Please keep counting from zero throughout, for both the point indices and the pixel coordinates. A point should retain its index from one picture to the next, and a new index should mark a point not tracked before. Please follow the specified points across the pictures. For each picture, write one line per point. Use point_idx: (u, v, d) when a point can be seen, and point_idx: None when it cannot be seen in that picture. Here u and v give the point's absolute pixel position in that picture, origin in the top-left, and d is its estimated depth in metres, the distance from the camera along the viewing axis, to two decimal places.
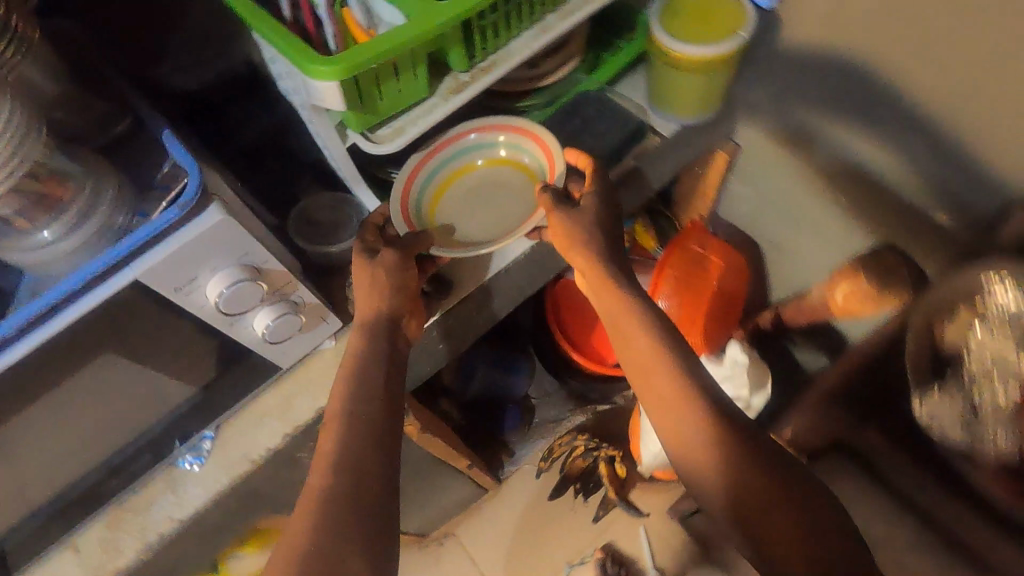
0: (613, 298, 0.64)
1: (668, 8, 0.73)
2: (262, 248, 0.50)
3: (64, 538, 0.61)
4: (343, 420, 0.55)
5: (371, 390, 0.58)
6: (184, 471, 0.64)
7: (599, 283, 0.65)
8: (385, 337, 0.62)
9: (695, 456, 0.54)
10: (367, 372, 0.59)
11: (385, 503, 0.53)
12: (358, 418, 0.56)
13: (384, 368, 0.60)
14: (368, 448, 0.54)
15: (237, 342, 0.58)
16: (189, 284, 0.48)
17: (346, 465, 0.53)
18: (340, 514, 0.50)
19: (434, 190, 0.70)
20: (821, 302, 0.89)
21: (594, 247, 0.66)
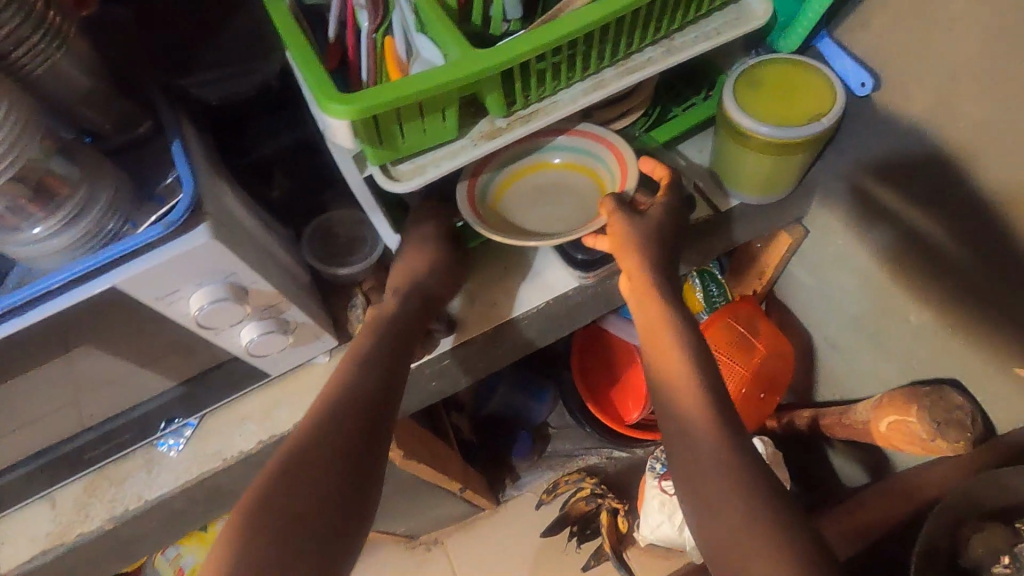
0: (657, 314, 0.58)
1: (748, 76, 0.66)
2: (250, 269, 0.50)
3: (42, 493, 0.64)
4: (324, 418, 0.53)
5: (361, 391, 0.55)
6: (161, 452, 0.66)
7: (643, 293, 0.59)
8: (392, 339, 0.60)
9: (719, 508, 0.47)
10: (362, 372, 0.57)
11: (351, 510, 0.49)
12: (339, 418, 0.53)
13: (384, 368, 0.58)
14: (343, 452, 0.51)
15: (223, 348, 0.58)
16: (171, 294, 0.48)
17: (316, 465, 0.50)
18: (317, 461, 0.49)
19: (500, 183, 0.68)
20: (866, 423, 0.78)
21: (649, 257, 0.59)
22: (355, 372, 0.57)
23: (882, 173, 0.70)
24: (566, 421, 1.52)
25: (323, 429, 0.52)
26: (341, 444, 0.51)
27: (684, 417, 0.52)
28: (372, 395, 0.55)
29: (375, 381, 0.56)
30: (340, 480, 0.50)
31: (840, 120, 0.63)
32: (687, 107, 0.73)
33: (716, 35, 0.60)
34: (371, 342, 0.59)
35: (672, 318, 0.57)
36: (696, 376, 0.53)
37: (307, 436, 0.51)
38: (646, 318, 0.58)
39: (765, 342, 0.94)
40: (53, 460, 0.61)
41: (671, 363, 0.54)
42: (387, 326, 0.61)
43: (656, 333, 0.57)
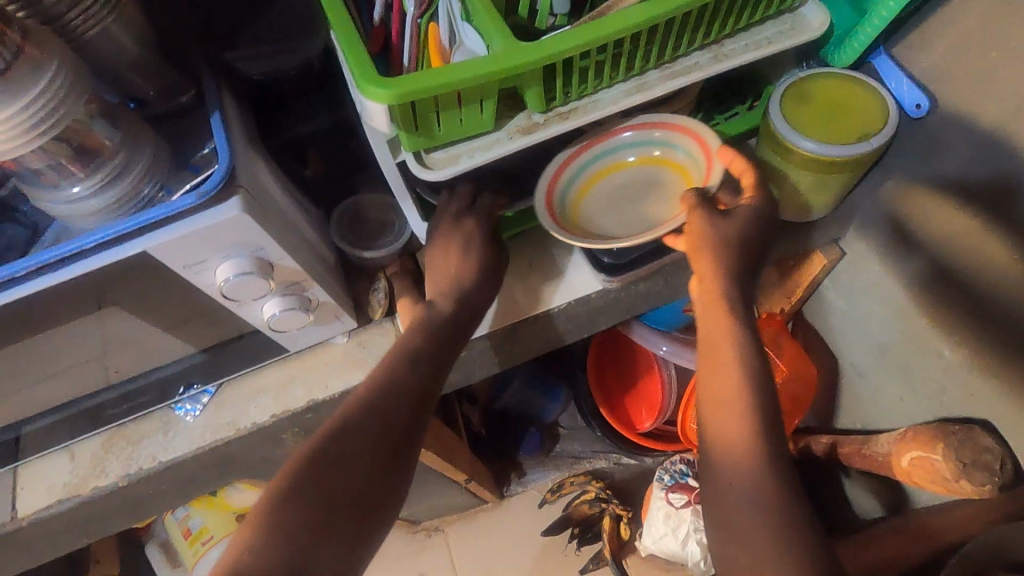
0: (722, 324, 0.54)
1: (798, 89, 0.64)
2: (276, 245, 0.50)
3: (63, 444, 0.66)
4: (368, 413, 0.52)
5: (405, 390, 0.55)
6: (178, 416, 0.67)
7: (709, 299, 0.56)
8: (439, 342, 0.59)
9: (740, 531, 0.46)
10: (409, 372, 0.56)
11: (375, 504, 0.50)
12: (382, 415, 0.53)
13: (429, 372, 0.57)
14: (380, 450, 0.51)
15: (246, 320, 0.59)
16: (199, 264, 0.48)
17: (343, 459, 0.50)
18: (341, 471, 0.49)
19: (579, 187, 0.65)
20: (886, 456, 0.76)
21: (723, 263, 0.56)
22: (404, 369, 0.56)
23: (928, 199, 0.68)
24: (577, 422, 1.51)
25: (366, 422, 0.52)
26: (379, 444, 0.51)
27: (721, 436, 0.50)
28: (415, 399, 0.55)
29: (419, 384, 0.56)
30: (371, 479, 0.50)
31: (890, 141, 0.60)
32: (730, 116, 0.72)
33: (767, 45, 0.58)
34: (422, 341, 0.59)
35: (740, 337, 0.53)
36: (746, 395, 0.50)
37: (350, 425, 0.51)
38: (707, 324, 0.55)
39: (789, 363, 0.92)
40: (74, 413, 0.63)
41: (725, 376, 0.52)
42: (436, 328, 0.60)
43: (715, 340, 0.54)
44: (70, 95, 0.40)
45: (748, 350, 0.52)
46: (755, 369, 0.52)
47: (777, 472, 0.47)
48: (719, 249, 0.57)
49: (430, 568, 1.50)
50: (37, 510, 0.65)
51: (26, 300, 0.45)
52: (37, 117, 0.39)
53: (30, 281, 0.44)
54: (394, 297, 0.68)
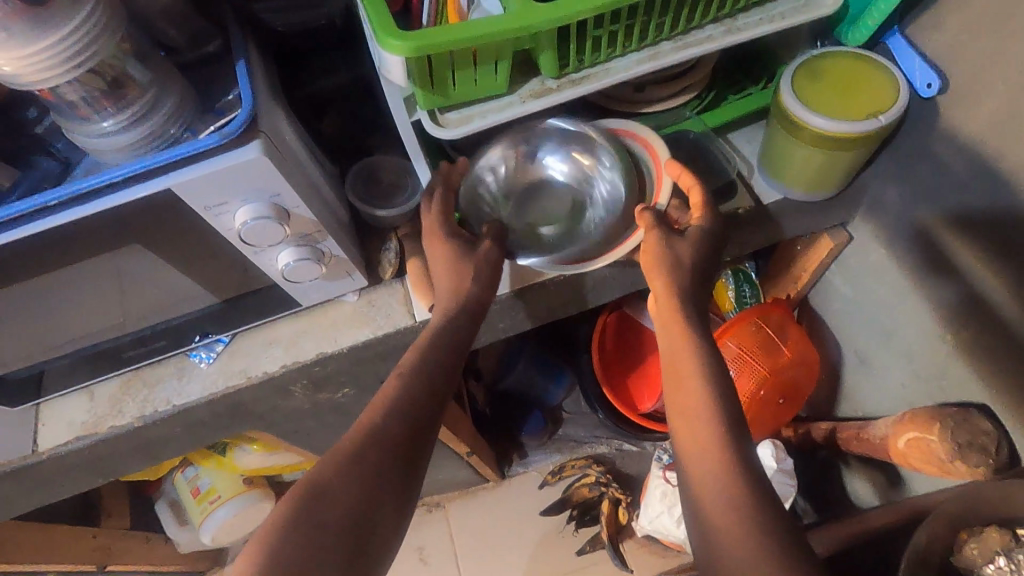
0: (676, 330, 0.56)
1: (810, 67, 0.64)
2: (294, 193, 0.52)
3: (82, 385, 0.69)
4: (368, 433, 0.51)
5: (410, 407, 0.54)
6: (194, 363, 0.70)
7: (667, 312, 0.57)
8: (442, 360, 0.58)
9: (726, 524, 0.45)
10: (413, 390, 0.55)
11: (368, 532, 0.47)
12: (381, 436, 0.51)
13: (430, 395, 0.56)
14: (378, 471, 0.50)
15: (262, 270, 0.61)
16: (219, 206, 0.51)
17: (335, 479, 0.48)
18: (332, 495, 0.47)
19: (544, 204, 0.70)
20: (883, 439, 0.76)
21: (676, 276, 0.58)
22: (406, 387, 0.55)
23: (935, 182, 0.68)
24: (580, 407, 1.53)
25: (365, 445, 0.50)
26: (377, 468, 0.49)
27: (697, 439, 0.50)
28: (417, 420, 0.54)
29: (421, 404, 0.54)
30: (368, 501, 0.48)
31: (899, 120, 0.61)
32: (743, 96, 0.72)
33: (780, 19, 0.59)
34: (425, 360, 0.57)
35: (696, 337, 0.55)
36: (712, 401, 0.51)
37: (349, 446, 0.50)
38: (667, 339, 0.56)
39: (792, 348, 0.93)
40: (95, 353, 0.66)
41: (688, 382, 0.53)
42: (439, 344, 0.59)
43: (678, 350, 0.55)
44: (109, 31, 0.42)
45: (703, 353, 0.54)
46: (713, 370, 0.53)
47: (749, 465, 0.47)
48: (672, 266, 0.58)
49: (428, 543, 1.52)
50: (57, 446, 0.68)
51: (53, 231, 0.47)
52: (73, 51, 0.41)
53: (63, 212, 0.47)
54: (405, 257, 0.70)
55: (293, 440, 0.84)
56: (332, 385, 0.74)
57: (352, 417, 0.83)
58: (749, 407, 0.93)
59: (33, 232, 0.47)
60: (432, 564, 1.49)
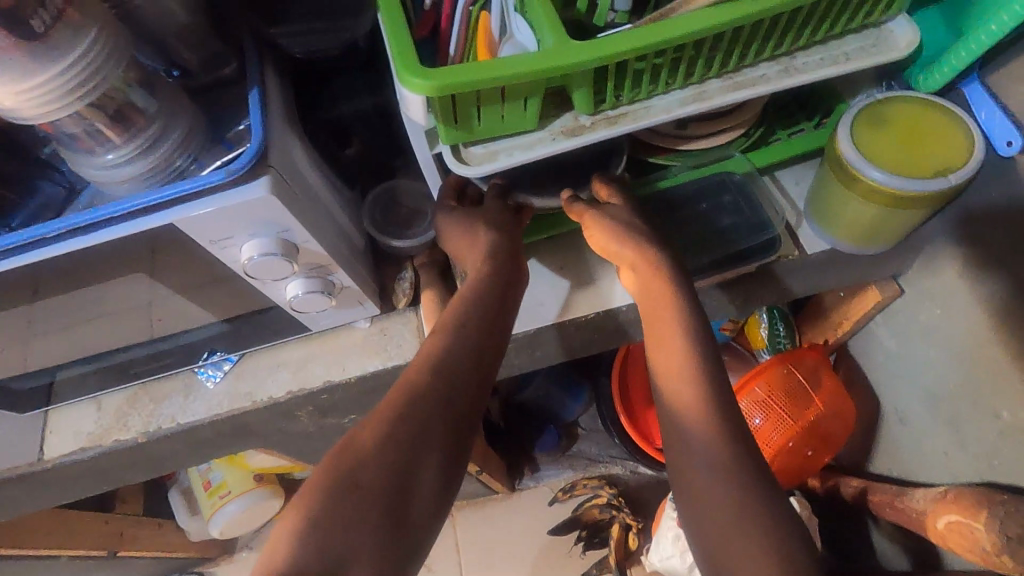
0: (660, 297, 0.54)
1: (874, 111, 0.58)
2: (304, 228, 0.50)
3: (91, 395, 0.68)
4: (405, 392, 0.46)
5: (457, 364, 0.49)
6: (200, 380, 0.68)
7: (647, 280, 0.56)
8: (489, 315, 0.54)
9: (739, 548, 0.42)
10: (457, 346, 0.50)
11: (414, 499, 0.43)
12: (421, 396, 0.46)
13: (477, 354, 0.51)
14: (422, 437, 0.45)
15: (271, 298, 0.59)
16: (224, 240, 0.48)
17: (375, 435, 0.43)
18: (370, 452, 0.42)
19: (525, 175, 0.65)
20: (920, 513, 0.71)
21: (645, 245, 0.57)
22: (447, 346, 0.50)
23: (1004, 245, 0.61)
24: (597, 425, 1.50)
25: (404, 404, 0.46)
26: (418, 426, 0.45)
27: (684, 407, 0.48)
28: (464, 384, 0.48)
29: (465, 368, 0.49)
30: (407, 465, 0.43)
31: (971, 179, 0.55)
32: (793, 133, 0.67)
33: (845, 61, 0.53)
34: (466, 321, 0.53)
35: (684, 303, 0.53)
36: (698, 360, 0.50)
37: (387, 406, 0.45)
38: (652, 304, 0.55)
39: (826, 400, 0.87)
40: (103, 366, 0.65)
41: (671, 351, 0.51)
42: (482, 303, 0.54)
43: (657, 317, 0.54)
44: (111, 60, 0.40)
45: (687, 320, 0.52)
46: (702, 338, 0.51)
47: None
48: (624, 234, 0.57)
49: (433, 549, 1.50)
50: (65, 456, 0.68)
51: (51, 260, 0.46)
52: (64, 88, 0.38)
53: (62, 243, 0.45)
54: (420, 287, 0.67)
55: (301, 458, 0.83)
56: (340, 412, 0.72)
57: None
58: (774, 459, 0.88)
59: (29, 261, 0.45)
60: (436, 572, 1.48)
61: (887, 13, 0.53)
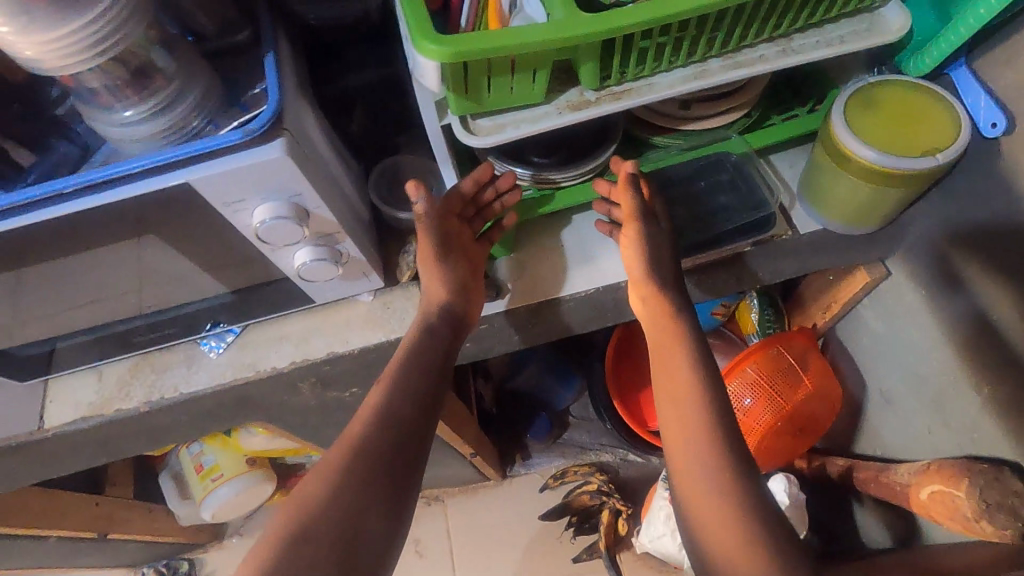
0: (667, 330, 0.58)
1: (866, 95, 0.61)
2: (315, 194, 0.51)
3: (92, 365, 0.68)
4: (352, 444, 0.49)
5: (400, 410, 0.52)
6: (203, 351, 0.69)
7: (657, 307, 0.60)
8: (430, 363, 0.57)
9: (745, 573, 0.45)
10: (399, 394, 0.53)
11: (361, 550, 0.45)
12: (368, 444, 0.49)
13: (422, 402, 0.54)
14: (370, 485, 0.47)
15: (279, 267, 0.59)
16: (237, 203, 0.49)
17: (325, 489, 0.46)
18: (322, 506, 0.45)
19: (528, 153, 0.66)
20: (904, 485, 0.74)
21: (659, 274, 0.61)
22: (391, 396, 0.53)
23: (987, 226, 0.64)
24: (587, 413, 1.52)
25: (353, 454, 0.48)
26: (366, 474, 0.47)
27: (683, 430, 0.51)
28: (406, 428, 0.51)
29: (408, 416, 0.52)
30: (354, 516, 0.45)
31: (958, 159, 0.57)
32: (788, 117, 0.69)
33: (838, 44, 0.56)
34: (410, 373, 0.56)
35: (687, 341, 0.57)
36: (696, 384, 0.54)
37: (332, 459, 0.48)
38: (660, 337, 0.58)
39: (814, 381, 0.90)
40: (106, 336, 0.65)
41: (672, 378, 0.55)
42: (422, 351, 0.58)
43: (663, 342, 0.58)
44: (134, 17, 0.41)
45: (693, 351, 0.56)
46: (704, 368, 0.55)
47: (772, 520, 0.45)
48: (649, 264, 0.61)
49: (424, 536, 1.51)
50: (67, 425, 0.68)
51: (66, 218, 0.46)
52: (87, 41, 0.39)
53: (75, 200, 0.45)
54: None
55: (298, 432, 0.83)
56: (341, 385, 0.73)
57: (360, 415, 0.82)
58: (762, 437, 0.90)
59: (44, 218, 0.46)
60: (427, 558, 1.49)
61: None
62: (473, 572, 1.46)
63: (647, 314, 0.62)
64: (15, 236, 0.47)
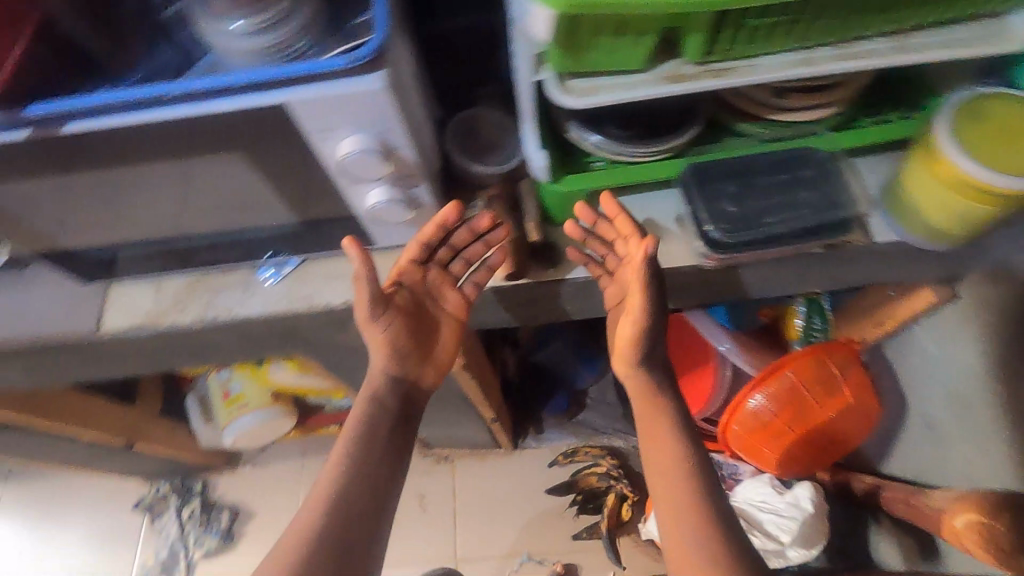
0: (652, 413, 0.65)
1: (974, 106, 0.58)
2: (402, 133, 0.50)
3: (153, 275, 0.69)
4: (304, 538, 0.56)
5: (349, 497, 0.59)
6: (260, 278, 0.70)
7: (642, 388, 0.67)
8: (379, 441, 0.63)
9: None
10: (350, 478, 0.60)
11: None
12: (317, 538, 0.56)
13: (367, 486, 0.61)
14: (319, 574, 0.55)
15: (351, 204, 0.59)
16: (327, 132, 0.49)
17: None
18: None
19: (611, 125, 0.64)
20: (938, 511, 0.73)
21: (651, 354, 0.66)
22: (343, 480, 0.60)
23: None
24: (606, 398, 1.52)
25: (304, 549, 0.55)
26: (316, 566, 0.55)
27: (672, 502, 0.60)
28: (353, 516, 0.58)
29: (353, 504, 0.59)
30: None
31: None
32: (880, 122, 0.67)
33: (960, 47, 0.53)
34: (363, 450, 0.62)
35: (672, 423, 0.64)
36: (681, 463, 0.61)
37: (289, 552, 0.55)
38: (645, 420, 0.66)
39: (852, 394, 0.88)
40: (169, 251, 0.66)
41: (661, 456, 0.63)
42: (371, 426, 0.63)
43: (651, 418, 0.65)
44: None
45: (679, 433, 0.63)
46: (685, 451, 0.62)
47: None
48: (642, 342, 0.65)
49: (429, 491, 1.54)
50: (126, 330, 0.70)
51: (162, 123, 0.47)
52: None
53: (176, 106, 0.46)
54: None
55: (336, 370, 0.85)
56: None
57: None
58: (789, 443, 0.90)
59: (143, 120, 0.46)
60: (430, 513, 1.52)
61: (1013, 5, 0.52)
62: (474, 534, 1.49)
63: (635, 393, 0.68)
64: (109, 136, 0.48)
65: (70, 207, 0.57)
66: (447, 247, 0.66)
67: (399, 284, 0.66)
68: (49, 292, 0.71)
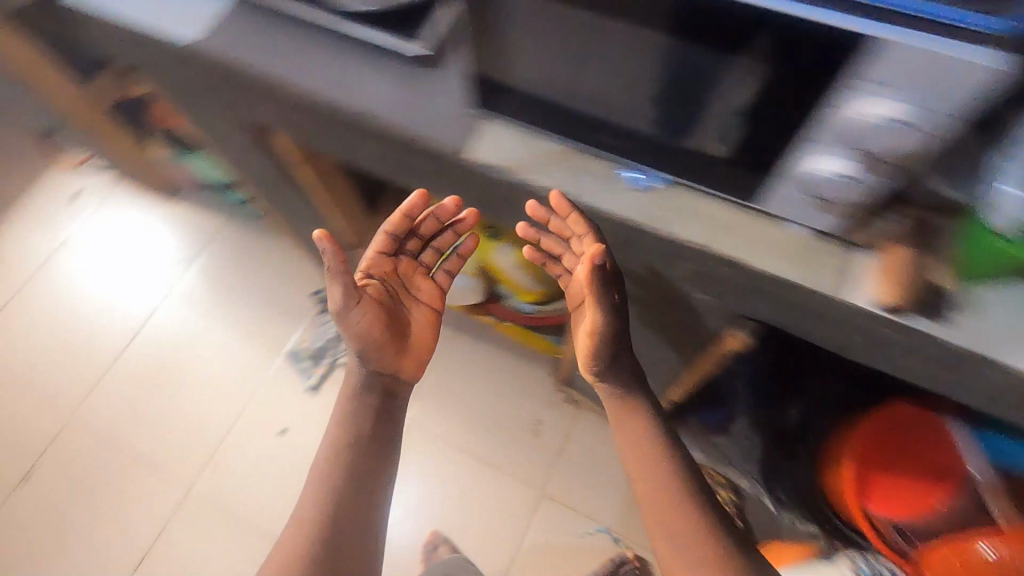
0: (634, 428, 0.96)
1: None
2: (934, 117, 0.49)
3: (533, 128, 0.72)
4: (313, 511, 0.96)
5: (356, 463, 0.99)
6: (621, 179, 0.71)
7: (622, 411, 0.97)
8: (358, 432, 1.00)
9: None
10: (354, 449, 0.99)
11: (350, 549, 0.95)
12: (328, 493, 0.96)
13: (371, 440, 1.01)
14: (325, 521, 0.95)
15: (787, 160, 0.59)
16: (865, 84, 0.49)
17: (317, 519, 0.95)
18: (314, 530, 0.94)
19: None
20: None
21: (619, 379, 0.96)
22: (317, 479, 0.98)
23: None
24: None
25: (299, 522, 0.96)
26: (336, 507, 0.96)
27: (658, 506, 0.91)
28: (348, 482, 0.97)
29: (355, 464, 0.98)
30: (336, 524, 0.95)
31: None
32: None
33: None
34: (352, 442, 0.99)
35: (648, 430, 0.95)
36: (664, 476, 0.92)
37: (308, 510, 0.96)
38: (628, 439, 0.96)
39: None
40: (567, 111, 0.67)
41: (643, 466, 0.93)
42: (354, 415, 1.01)
43: (633, 433, 0.96)
44: None
45: (658, 442, 0.94)
46: (663, 464, 0.92)
47: None
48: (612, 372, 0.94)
49: (548, 424, 1.57)
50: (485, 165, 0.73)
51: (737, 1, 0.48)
52: None
53: (785, 1, 0.47)
54: (880, 237, 0.63)
55: None
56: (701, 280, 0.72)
57: (664, 304, 0.84)
58: None
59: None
60: (539, 441, 1.56)
61: None
62: (569, 482, 1.51)
63: (614, 414, 0.98)
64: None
65: (554, 32, 0.59)
66: (413, 238, 1.08)
67: (370, 276, 1.04)
68: (428, 101, 0.75)
